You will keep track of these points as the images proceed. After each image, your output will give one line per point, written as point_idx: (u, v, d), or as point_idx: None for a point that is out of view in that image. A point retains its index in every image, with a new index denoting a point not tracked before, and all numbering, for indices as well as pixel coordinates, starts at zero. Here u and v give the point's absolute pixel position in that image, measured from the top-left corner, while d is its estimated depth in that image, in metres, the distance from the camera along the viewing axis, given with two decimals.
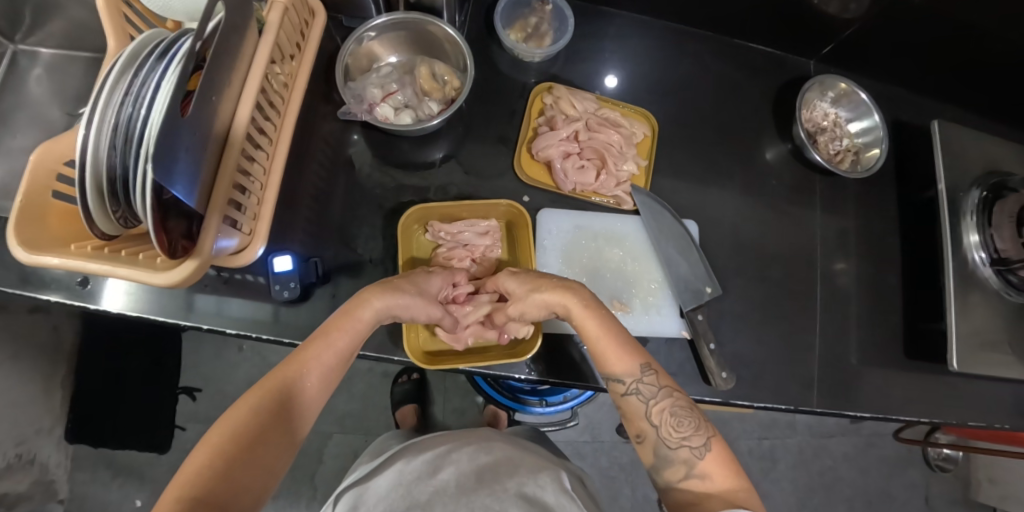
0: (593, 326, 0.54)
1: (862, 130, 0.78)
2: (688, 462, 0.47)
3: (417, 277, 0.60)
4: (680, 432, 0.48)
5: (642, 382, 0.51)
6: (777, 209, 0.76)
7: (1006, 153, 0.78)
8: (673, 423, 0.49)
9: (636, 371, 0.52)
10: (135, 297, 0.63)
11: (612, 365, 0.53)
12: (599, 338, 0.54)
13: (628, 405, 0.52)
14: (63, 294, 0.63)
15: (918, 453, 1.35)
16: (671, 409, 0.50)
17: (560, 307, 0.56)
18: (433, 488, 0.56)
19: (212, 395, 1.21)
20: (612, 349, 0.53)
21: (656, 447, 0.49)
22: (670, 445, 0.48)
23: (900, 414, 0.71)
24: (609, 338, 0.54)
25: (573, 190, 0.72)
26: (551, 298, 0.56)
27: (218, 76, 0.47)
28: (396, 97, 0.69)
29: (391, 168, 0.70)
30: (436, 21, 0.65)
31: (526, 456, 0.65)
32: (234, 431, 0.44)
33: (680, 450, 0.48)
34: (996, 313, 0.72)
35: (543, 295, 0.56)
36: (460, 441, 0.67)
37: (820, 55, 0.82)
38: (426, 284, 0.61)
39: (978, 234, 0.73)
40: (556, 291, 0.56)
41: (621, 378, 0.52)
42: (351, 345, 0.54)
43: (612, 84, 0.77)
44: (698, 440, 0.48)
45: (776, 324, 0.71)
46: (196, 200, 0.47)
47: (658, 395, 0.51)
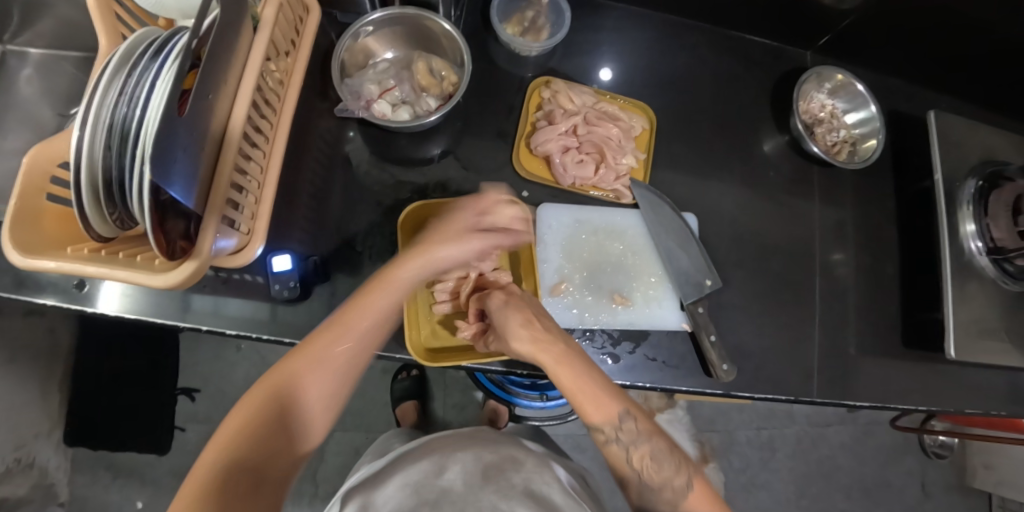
0: (568, 379, 0.53)
1: (859, 121, 0.78)
2: (673, 502, 0.51)
3: (443, 223, 0.61)
4: (661, 474, 0.52)
5: (621, 431, 0.52)
6: (775, 200, 0.76)
7: (1002, 141, 0.78)
8: (653, 466, 0.52)
9: (616, 419, 0.53)
10: (131, 299, 0.63)
11: (593, 416, 0.53)
12: (579, 388, 0.53)
13: (611, 452, 0.53)
14: (59, 297, 0.63)
15: (914, 441, 1.37)
16: (651, 454, 0.52)
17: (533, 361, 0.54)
18: (441, 487, 0.55)
19: (213, 393, 1.22)
20: (589, 398, 0.53)
21: (641, 492, 0.53)
22: (654, 487, 0.52)
23: (899, 402, 0.72)
24: (588, 386, 0.53)
25: (573, 185, 0.72)
26: (521, 349, 0.54)
27: (214, 75, 0.47)
28: (393, 93, 0.68)
29: (389, 165, 0.70)
30: (432, 15, 0.64)
31: (528, 456, 0.65)
32: (245, 424, 0.46)
33: (664, 492, 0.51)
34: (993, 303, 0.73)
35: (524, 346, 0.54)
36: (466, 443, 0.67)
37: (816, 46, 0.81)
38: (452, 224, 0.61)
39: (974, 223, 0.74)
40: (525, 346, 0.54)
41: (601, 428, 0.53)
42: (385, 309, 0.56)
43: (607, 76, 0.76)
44: (680, 479, 0.52)
45: (776, 315, 0.72)
46: (193, 199, 0.47)
47: (637, 441, 0.53)
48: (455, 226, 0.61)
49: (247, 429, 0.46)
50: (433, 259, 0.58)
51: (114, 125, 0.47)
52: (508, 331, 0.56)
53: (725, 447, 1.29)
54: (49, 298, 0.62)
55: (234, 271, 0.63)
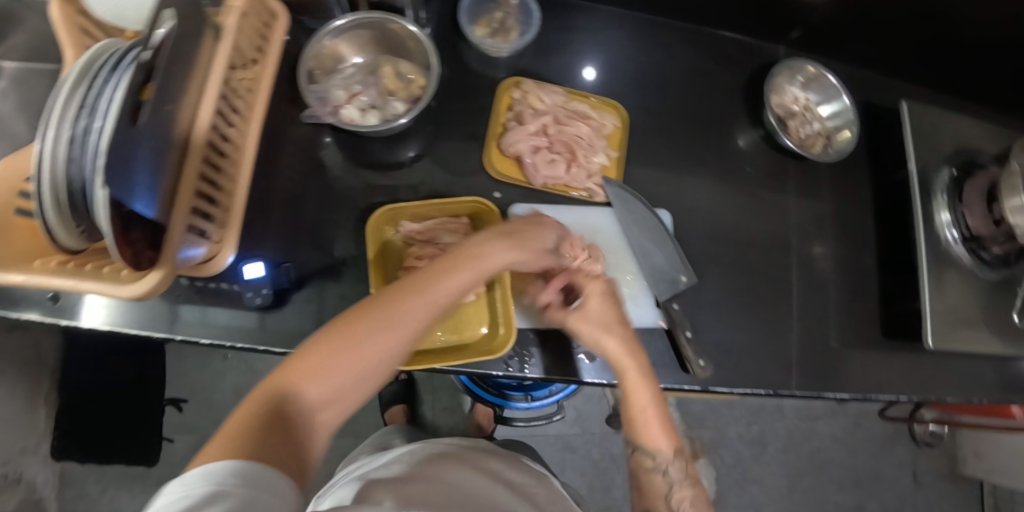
0: (646, 396, 0.59)
1: (832, 114, 0.78)
2: None
3: (534, 230, 0.59)
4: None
5: (670, 467, 0.58)
6: (750, 194, 0.76)
7: (975, 130, 0.79)
8: (691, 510, 0.57)
9: (668, 455, 0.59)
10: (115, 310, 0.62)
11: (647, 443, 0.59)
12: (647, 414, 0.59)
13: (651, 482, 0.58)
14: (43, 311, 0.62)
15: (905, 430, 1.37)
16: (691, 499, 0.57)
17: (618, 364, 0.60)
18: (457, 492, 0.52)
19: (199, 404, 1.23)
20: (650, 426, 0.59)
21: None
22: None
23: (879, 394, 0.72)
24: (656, 412, 0.59)
25: (545, 185, 0.72)
26: (608, 348, 0.60)
27: (173, 84, 0.46)
28: (361, 97, 0.67)
29: (361, 169, 0.69)
30: (397, 19, 0.65)
31: (538, 485, 0.61)
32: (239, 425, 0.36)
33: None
34: (970, 291, 0.73)
35: (609, 344, 0.60)
36: (477, 450, 0.65)
37: (788, 40, 0.81)
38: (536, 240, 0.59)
39: (949, 213, 0.74)
40: (619, 347, 0.60)
41: (653, 455, 0.59)
42: (453, 286, 0.50)
43: (595, 77, 0.77)
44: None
45: (754, 310, 0.72)
46: (157, 211, 0.47)
47: (682, 482, 0.58)
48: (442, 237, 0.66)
49: (263, 406, 0.38)
50: (484, 270, 0.53)
51: (75, 136, 0.46)
52: (593, 319, 0.61)
53: (716, 442, 1.29)
54: (34, 312, 0.61)
55: (206, 280, 0.62)
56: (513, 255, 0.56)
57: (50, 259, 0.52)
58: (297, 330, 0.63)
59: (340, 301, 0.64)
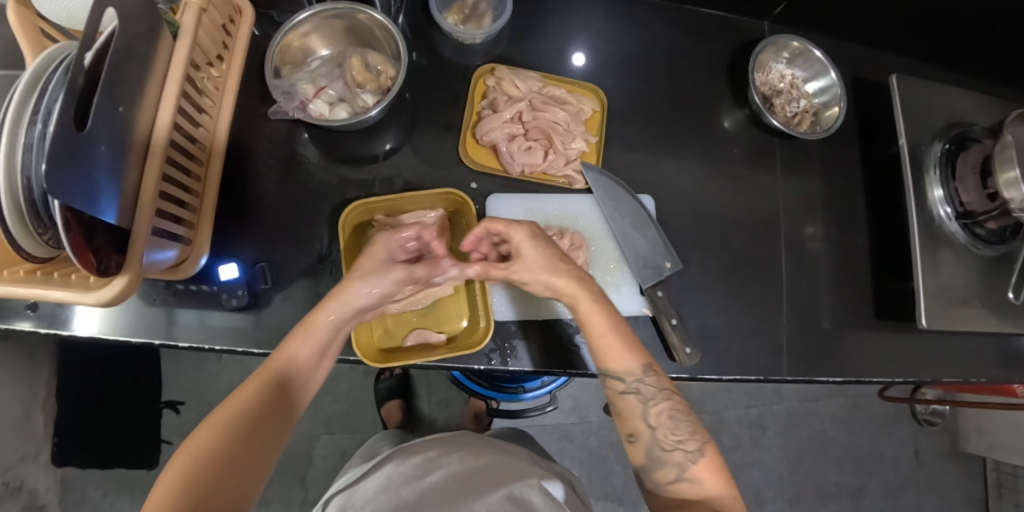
0: (599, 321, 0.56)
1: (819, 90, 0.76)
2: (681, 465, 0.51)
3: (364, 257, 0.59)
4: (675, 436, 0.52)
5: (642, 383, 0.53)
6: (736, 176, 0.74)
7: (967, 102, 0.76)
8: (669, 426, 0.52)
9: (637, 372, 0.54)
10: (108, 320, 0.61)
11: (612, 364, 0.54)
12: (605, 334, 0.55)
13: (626, 404, 0.54)
14: (31, 321, 0.61)
15: (905, 410, 1.36)
16: (669, 412, 0.52)
17: (572, 299, 0.57)
18: (421, 490, 0.61)
19: (197, 406, 1.21)
20: (612, 347, 0.55)
21: (649, 449, 0.52)
22: (665, 448, 0.52)
23: (874, 376, 0.71)
24: (615, 335, 0.55)
25: (523, 173, 0.70)
26: (560, 283, 0.57)
27: (124, 86, 0.45)
28: (329, 91, 0.66)
29: (335, 164, 0.68)
30: (364, 8, 0.62)
31: (512, 461, 0.69)
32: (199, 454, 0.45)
33: (675, 454, 0.51)
34: (964, 268, 0.71)
35: (556, 281, 0.58)
36: (449, 446, 0.71)
37: (773, 16, 0.78)
38: (372, 255, 0.59)
39: (942, 189, 0.72)
40: (569, 280, 0.57)
41: (620, 377, 0.54)
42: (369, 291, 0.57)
43: (583, 61, 0.75)
44: (693, 445, 0.51)
45: (743, 293, 0.71)
46: (117, 215, 0.46)
47: (657, 396, 0.53)
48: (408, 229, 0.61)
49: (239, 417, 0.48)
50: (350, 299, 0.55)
51: (31, 144, 0.45)
52: (541, 267, 0.58)
53: (715, 427, 1.28)
54: (22, 323, 0.61)
55: (182, 282, 0.62)
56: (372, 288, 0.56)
57: (17, 268, 0.51)
58: (277, 330, 0.62)
59: (318, 298, 0.64)
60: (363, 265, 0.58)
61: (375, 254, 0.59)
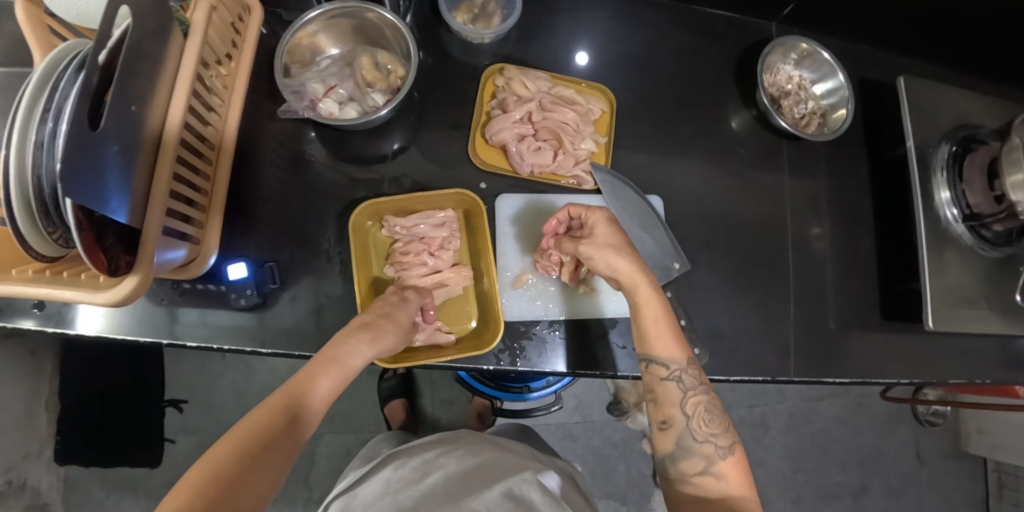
0: (655, 309, 0.56)
1: (826, 91, 0.76)
2: (710, 458, 0.51)
3: (390, 306, 0.61)
4: (708, 428, 0.52)
5: (685, 372, 0.54)
6: (743, 176, 0.74)
7: (974, 103, 0.76)
8: (704, 418, 0.52)
9: (682, 362, 0.54)
10: (113, 319, 0.61)
11: (659, 349, 0.55)
12: (658, 320, 0.55)
13: (665, 391, 0.54)
14: (37, 320, 0.61)
15: (907, 410, 1.36)
16: (706, 404, 0.53)
17: (630, 281, 0.57)
18: (420, 493, 0.61)
19: (199, 405, 1.20)
20: (660, 332, 0.55)
21: (679, 438, 0.52)
22: (697, 438, 0.51)
23: (880, 376, 0.71)
24: (664, 324, 0.56)
25: (532, 173, 0.70)
26: (620, 264, 0.58)
27: (135, 84, 0.45)
28: (339, 91, 0.66)
29: (343, 164, 0.68)
30: (374, 7, 0.62)
31: (511, 458, 0.69)
32: (208, 473, 0.40)
33: (706, 445, 0.51)
34: (971, 270, 0.72)
35: (619, 262, 0.58)
36: (449, 445, 0.71)
37: (781, 16, 0.78)
38: (398, 308, 0.61)
39: (949, 191, 0.72)
40: (630, 264, 0.57)
41: (665, 363, 0.54)
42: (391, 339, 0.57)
43: (583, 61, 0.75)
44: (724, 441, 0.51)
45: (750, 294, 0.71)
46: (128, 214, 0.45)
47: (696, 388, 0.53)
48: (408, 293, 0.64)
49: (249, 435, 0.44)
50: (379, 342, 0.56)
51: (42, 142, 0.44)
52: (603, 251, 0.59)
53: None
54: (28, 322, 0.61)
55: (190, 281, 0.61)
56: (400, 340, 0.58)
57: (25, 267, 0.51)
58: (285, 329, 0.62)
59: (326, 298, 0.64)
60: (389, 310, 0.60)
61: (396, 303, 0.61)
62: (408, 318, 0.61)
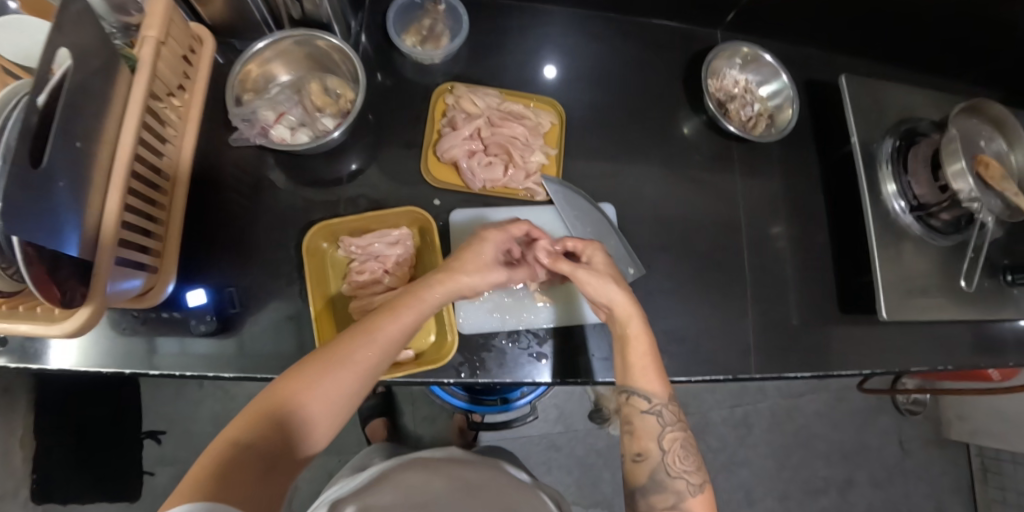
0: (642, 344, 0.57)
1: (772, 93, 0.79)
2: (679, 493, 0.52)
3: (468, 252, 0.59)
4: (682, 463, 0.53)
5: (665, 408, 0.55)
6: (696, 180, 0.76)
7: (915, 99, 0.79)
8: (679, 453, 0.54)
9: (661, 397, 0.56)
10: (83, 353, 0.61)
11: (639, 379, 0.56)
12: (645, 356, 0.57)
13: (644, 423, 0.55)
14: (6, 358, 0.60)
15: (888, 401, 1.38)
16: (680, 440, 0.54)
17: (623, 314, 0.58)
18: (430, 494, 0.62)
19: (178, 434, 1.19)
20: (646, 368, 0.56)
21: (653, 470, 0.53)
22: (670, 473, 0.53)
23: (840, 369, 0.72)
24: (647, 357, 0.57)
25: (484, 188, 0.71)
26: (615, 294, 0.59)
27: (80, 120, 0.46)
28: (289, 116, 0.67)
29: (300, 187, 0.69)
30: (322, 34, 0.64)
31: (501, 476, 0.71)
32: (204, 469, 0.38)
33: (678, 481, 0.52)
34: (922, 259, 0.73)
35: (615, 294, 0.59)
36: (446, 460, 0.72)
37: (724, 24, 0.81)
38: (478, 255, 0.59)
39: (895, 183, 0.74)
40: (627, 298, 0.59)
41: (648, 397, 0.55)
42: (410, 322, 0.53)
43: (555, 76, 0.77)
44: (695, 478, 0.53)
45: (707, 294, 0.72)
46: (77, 246, 0.46)
47: (673, 424, 0.55)
48: (488, 235, 0.61)
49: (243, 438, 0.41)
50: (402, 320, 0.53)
51: None
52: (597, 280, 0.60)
53: (701, 428, 1.29)
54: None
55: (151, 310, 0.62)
56: (468, 285, 0.58)
57: None
58: (250, 352, 0.62)
59: (286, 320, 0.64)
60: (467, 259, 0.59)
61: (479, 252, 0.60)
62: (484, 265, 0.59)
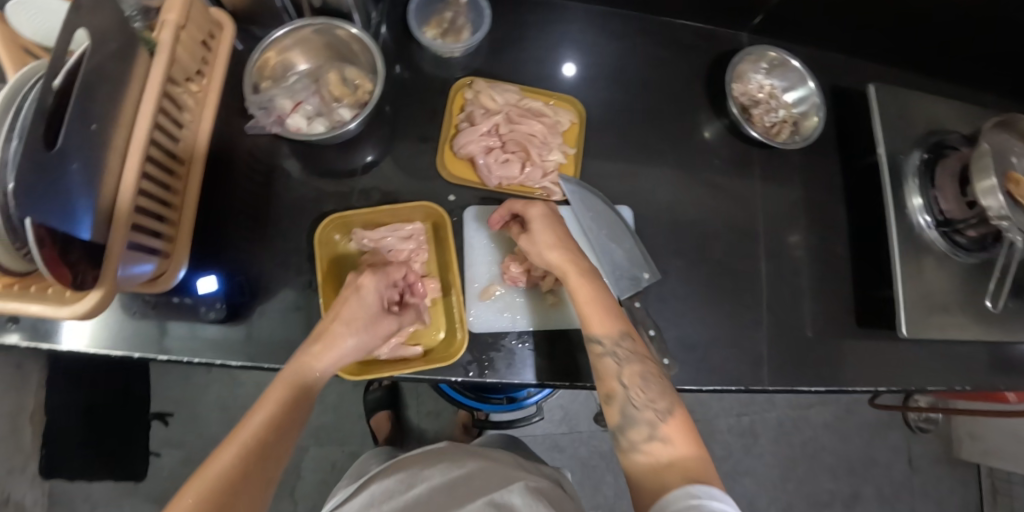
0: (585, 291, 0.57)
1: (797, 100, 0.77)
2: (652, 423, 0.49)
3: (348, 298, 0.58)
4: (646, 394, 0.51)
5: (618, 345, 0.54)
6: (716, 185, 0.75)
7: (945, 111, 0.77)
8: (640, 385, 0.52)
9: (615, 335, 0.54)
10: (94, 334, 0.61)
11: (594, 327, 0.55)
12: (588, 300, 0.56)
13: (603, 366, 0.54)
14: (21, 334, 0.60)
15: (898, 416, 1.36)
16: (641, 373, 0.52)
17: (561, 271, 0.59)
18: (405, 504, 0.62)
19: (184, 418, 1.20)
20: (596, 311, 0.56)
21: (623, 408, 0.51)
22: (637, 405, 0.51)
23: (856, 385, 0.71)
24: (596, 300, 0.56)
25: (500, 185, 0.70)
26: (550, 257, 0.59)
27: (96, 103, 0.45)
28: (306, 106, 0.66)
29: (314, 178, 0.68)
30: (342, 23, 0.63)
31: (499, 465, 0.69)
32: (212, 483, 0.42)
33: (646, 412, 0.50)
34: (945, 276, 0.71)
35: (549, 255, 0.60)
36: (435, 456, 0.72)
37: (751, 27, 0.79)
38: (359, 299, 0.59)
39: (921, 197, 0.72)
40: (561, 254, 0.59)
41: (598, 339, 0.54)
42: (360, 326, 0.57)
43: (570, 72, 0.76)
44: (663, 404, 0.50)
45: (722, 303, 0.71)
46: (90, 228, 0.46)
47: (630, 359, 0.53)
48: (363, 281, 0.60)
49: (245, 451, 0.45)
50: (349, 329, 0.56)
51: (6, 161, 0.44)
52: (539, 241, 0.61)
53: (706, 435, 1.28)
54: (13, 336, 0.60)
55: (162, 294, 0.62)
56: (358, 341, 0.56)
57: None
58: (258, 341, 0.62)
59: (295, 310, 0.64)
60: (347, 312, 0.57)
61: (357, 298, 0.59)
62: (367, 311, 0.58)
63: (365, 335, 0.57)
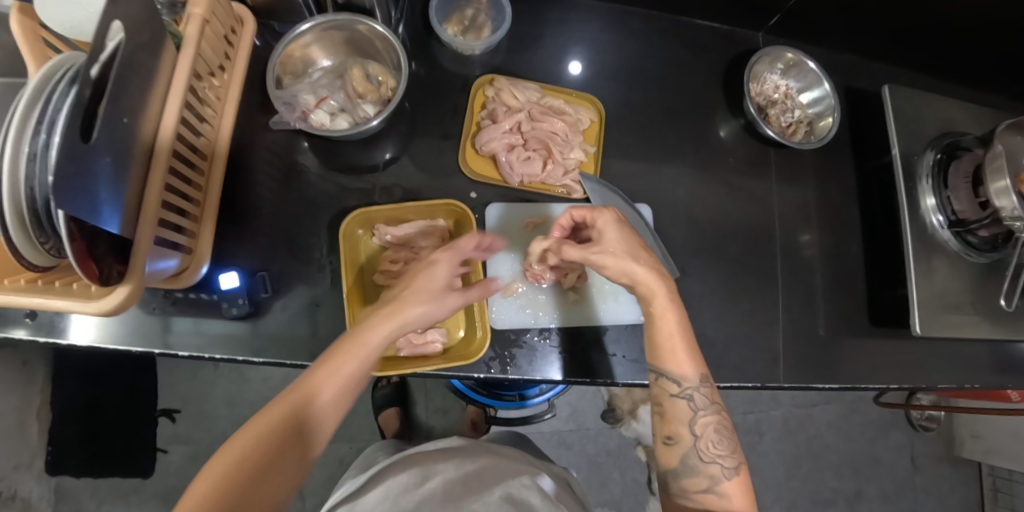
0: (671, 322, 0.55)
1: (812, 100, 0.78)
2: (714, 478, 0.52)
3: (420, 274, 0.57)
4: (715, 449, 0.53)
5: (696, 392, 0.54)
6: (732, 184, 0.75)
7: (958, 112, 0.78)
8: (711, 439, 0.53)
9: (693, 380, 0.55)
10: (104, 328, 0.61)
11: (669, 364, 0.55)
12: (673, 336, 0.55)
13: (675, 408, 0.54)
14: (29, 330, 0.60)
15: (901, 415, 1.37)
16: (714, 426, 0.54)
17: (643, 287, 0.55)
18: (422, 495, 0.60)
19: (192, 414, 1.18)
20: (674, 350, 0.55)
21: (685, 455, 0.53)
22: (703, 458, 0.52)
23: (870, 383, 0.71)
24: (682, 340, 0.55)
25: (522, 184, 0.71)
26: (637, 269, 0.55)
27: (128, 97, 0.45)
28: (330, 101, 0.67)
29: (334, 173, 0.68)
30: (364, 19, 0.63)
31: (509, 463, 0.70)
32: (250, 455, 0.42)
33: (711, 466, 0.52)
34: (958, 275, 0.72)
35: (636, 268, 0.55)
36: (445, 453, 0.71)
37: (767, 27, 0.80)
38: (428, 276, 0.57)
39: (934, 197, 0.73)
40: (648, 272, 0.55)
41: (676, 381, 0.55)
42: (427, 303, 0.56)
43: (575, 70, 0.76)
44: (731, 462, 0.52)
45: (738, 301, 0.71)
46: (120, 222, 0.46)
47: (706, 409, 0.54)
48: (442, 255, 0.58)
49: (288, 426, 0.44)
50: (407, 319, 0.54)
51: (35, 153, 0.44)
52: (608, 248, 0.57)
53: None
54: (19, 331, 0.60)
55: (181, 290, 0.61)
56: (426, 313, 0.55)
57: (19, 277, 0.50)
58: (280, 336, 0.62)
59: (317, 306, 0.64)
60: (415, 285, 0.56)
61: (430, 271, 0.57)
62: (436, 284, 0.57)
63: (436, 305, 0.56)
